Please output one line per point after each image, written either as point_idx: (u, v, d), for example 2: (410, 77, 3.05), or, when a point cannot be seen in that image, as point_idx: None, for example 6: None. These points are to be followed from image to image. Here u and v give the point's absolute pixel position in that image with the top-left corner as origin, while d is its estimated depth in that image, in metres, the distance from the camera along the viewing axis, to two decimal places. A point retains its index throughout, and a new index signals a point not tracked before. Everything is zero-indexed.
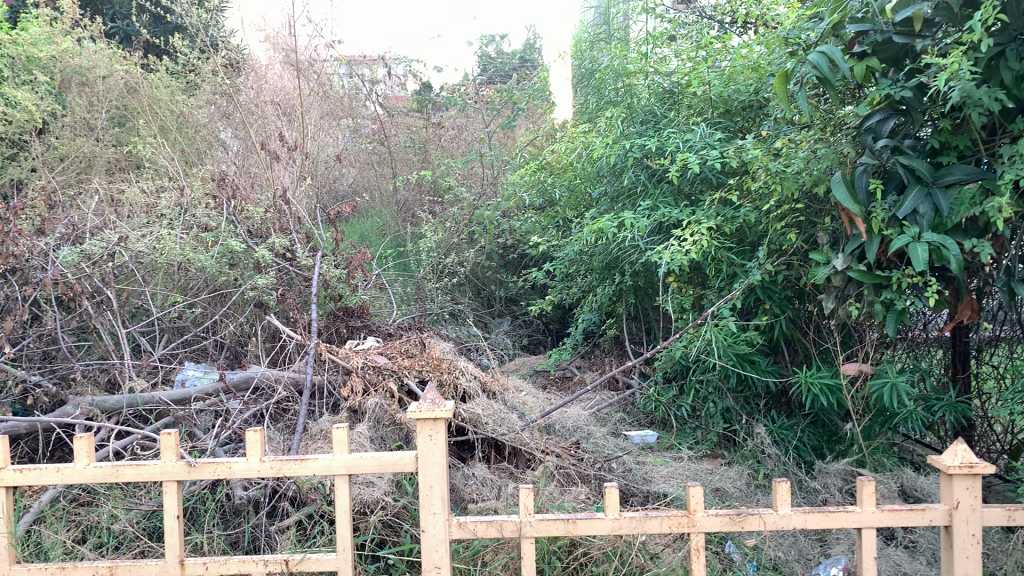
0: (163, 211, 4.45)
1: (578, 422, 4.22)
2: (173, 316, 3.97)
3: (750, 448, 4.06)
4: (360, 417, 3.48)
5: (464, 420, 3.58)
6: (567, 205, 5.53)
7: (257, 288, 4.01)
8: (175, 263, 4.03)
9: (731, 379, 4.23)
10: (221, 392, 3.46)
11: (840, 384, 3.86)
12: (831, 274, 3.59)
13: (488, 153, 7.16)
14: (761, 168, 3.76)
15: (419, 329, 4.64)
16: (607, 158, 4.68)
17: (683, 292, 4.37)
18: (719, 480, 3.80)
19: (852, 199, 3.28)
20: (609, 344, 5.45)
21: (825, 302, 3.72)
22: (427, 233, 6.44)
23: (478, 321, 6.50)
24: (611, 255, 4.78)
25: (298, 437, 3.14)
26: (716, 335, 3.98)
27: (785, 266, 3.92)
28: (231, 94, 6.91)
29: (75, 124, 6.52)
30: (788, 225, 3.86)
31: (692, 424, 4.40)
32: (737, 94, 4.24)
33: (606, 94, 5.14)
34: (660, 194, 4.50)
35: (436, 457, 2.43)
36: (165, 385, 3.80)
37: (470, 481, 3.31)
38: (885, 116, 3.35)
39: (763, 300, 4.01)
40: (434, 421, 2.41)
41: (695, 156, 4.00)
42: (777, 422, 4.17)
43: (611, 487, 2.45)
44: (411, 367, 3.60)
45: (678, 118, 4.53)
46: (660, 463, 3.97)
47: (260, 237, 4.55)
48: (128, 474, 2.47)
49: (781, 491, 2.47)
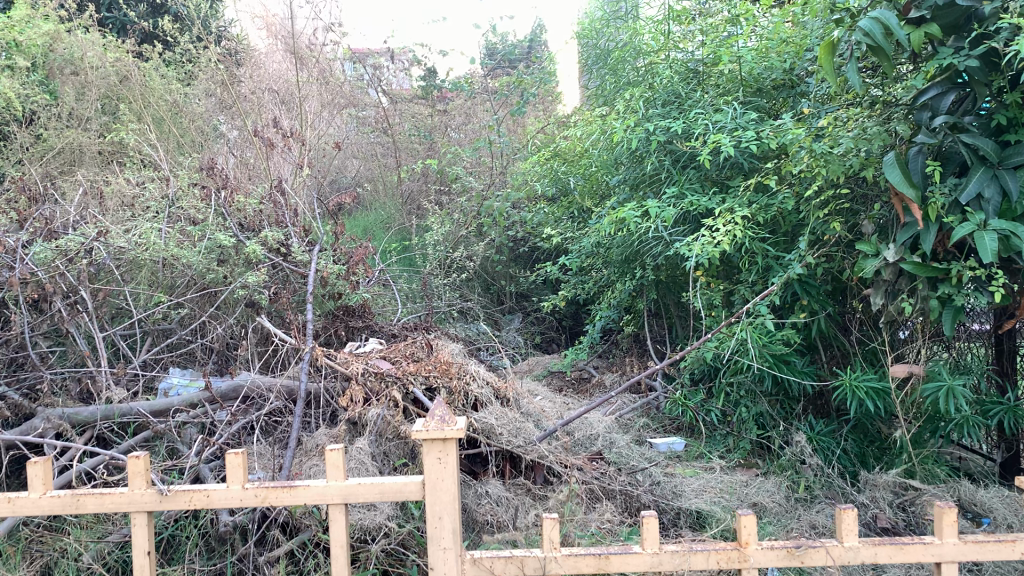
0: (147, 204, 4.11)
1: (599, 430, 3.88)
2: (156, 318, 3.63)
3: (788, 458, 3.71)
4: (360, 429, 3.14)
5: (476, 431, 3.24)
6: (583, 194, 5.18)
7: (248, 287, 3.67)
8: (159, 260, 3.70)
9: (765, 382, 3.88)
10: (207, 402, 3.13)
11: (889, 388, 3.51)
12: (882, 267, 3.25)
13: (498, 140, 6.66)
14: (802, 149, 3.39)
15: (426, 329, 4.30)
16: (628, 143, 4.31)
17: (711, 288, 4.01)
18: (756, 494, 3.46)
19: (908, 184, 2.94)
20: (629, 342, 5.10)
21: (873, 298, 3.36)
22: (434, 226, 6.07)
23: (488, 318, 6.20)
24: (631, 247, 4.42)
25: (291, 454, 2.79)
26: (753, 334, 3.62)
27: (827, 259, 3.56)
28: (225, 80, 6.55)
29: (64, 115, 6.19)
30: (831, 213, 3.50)
31: (723, 431, 4.05)
32: (769, 72, 3.89)
33: (625, 74, 4.77)
34: (686, 181, 4.14)
35: (446, 483, 2.10)
36: (147, 394, 3.46)
37: (484, 500, 2.98)
38: (943, 91, 3.00)
39: (802, 296, 3.65)
40: (443, 442, 2.08)
41: (728, 138, 3.63)
42: (816, 429, 3.81)
43: (650, 517, 2.11)
44: (416, 373, 3.25)
45: (705, 97, 4.16)
46: (690, 475, 3.63)
47: (253, 231, 4.21)
48: (91, 505, 2.15)
49: (848, 519, 2.13)
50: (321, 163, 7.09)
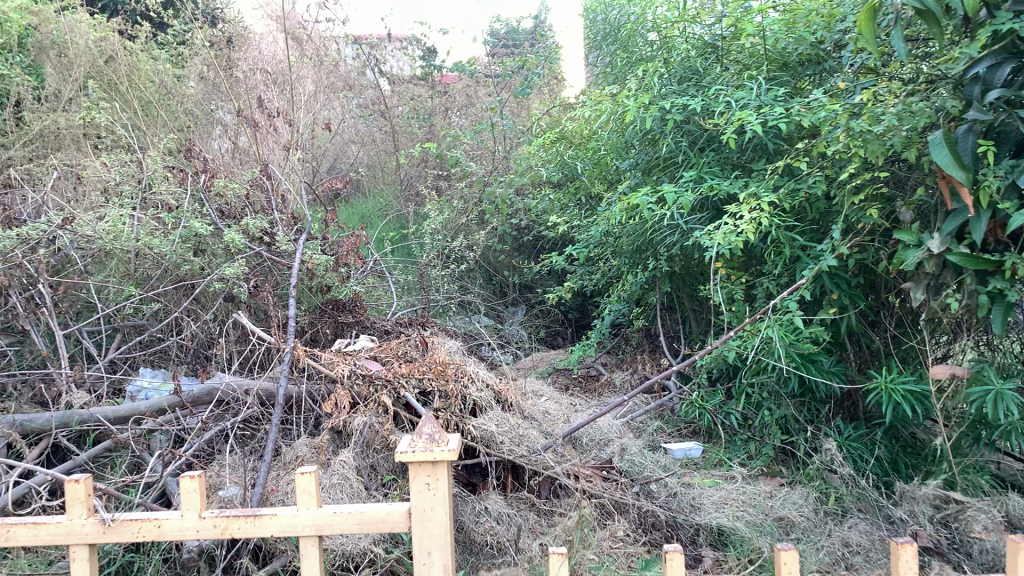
0: (120, 189, 3.79)
1: (609, 436, 3.57)
2: (126, 313, 3.33)
3: (815, 467, 3.40)
4: (345, 438, 2.84)
5: (475, 439, 2.92)
6: (592, 180, 4.85)
7: (226, 280, 3.35)
8: (131, 250, 3.39)
9: (790, 383, 3.56)
10: (176, 408, 2.83)
11: (929, 391, 3.20)
12: (925, 259, 2.94)
13: (501, 122, 6.28)
14: (837, 128, 3.06)
15: (422, 325, 3.98)
16: (641, 124, 3.97)
17: (732, 281, 3.70)
18: (781, 507, 3.16)
19: (958, 165, 2.65)
20: (640, 337, 4.78)
21: (914, 293, 3.05)
22: (433, 214, 5.73)
23: (490, 311, 5.88)
24: (643, 236, 4.10)
25: (266, 469, 2.49)
26: (780, 332, 3.30)
27: (862, 249, 3.24)
28: (213, 60, 6.18)
29: (44, 97, 5.84)
30: (867, 199, 3.17)
31: (743, 435, 3.74)
32: (794, 46, 3.57)
33: (636, 51, 4.41)
34: (704, 164, 3.80)
35: (436, 514, 1.81)
36: (114, 398, 3.16)
37: (483, 518, 2.68)
38: (998, 62, 2.64)
39: (832, 290, 3.33)
40: (433, 465, 1.79)
41: (755, 115, 3.29)
42: (845, 434, 3.50)
43: (673, 552, 1.80)
44: (408, 375, 2.93)
45: (724, 75, 3.84)
46: (709, 486, 3.33)
47: (235, 219, 3.89)
48: (23, 536, 1.86)
49: (905, 556, 1.82)
50: (315, 148, 6.75)
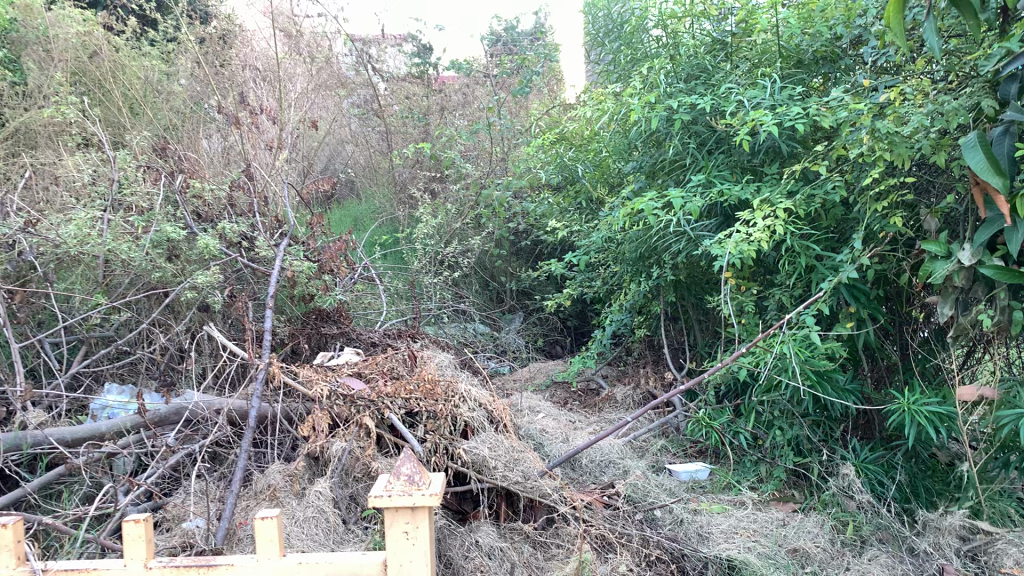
0: (89, 190, 3.55)
1: (610, 458, 3.33)
2: (92, 323, 3.09)
3: (831, 492, 3.17)
4: (322, 464, 2.61)
5: (465, 464, 2.68)
6: (593, 184, 4.62)
7: (201, 288, 3.12)
8: (98, 256, 3.15)
9: (804, 402, 3.32)
10: (140, 429, 2.59)
11: (955, 412, 2.96)
12: (954, 272, 2.71)
13: (498, 122, 6.04)
14: (859, 129, 2.84)
15: (411, 336, 3.75)
16: (646, 124, 3.73)
17: (742, 292, 3.47)
18: (795, 536, 2.93)
19: (994, 169, 2.43)
20: (642, 348, 4.54)
21: (940, 308, 2.82)
22: (427, 217, 5.49)
23: (486, 318, 5.60)
24: (647, 243, 3.87)
25: (233, 500, 2.25)
26: (794, 348, 3.07)
27: (883, 260, 3.02)
28: (199, 55, 5.93)
29: (22, 92, 5.59)
30: (890, 206, 2.94)
31: (753, 457, 3.50)
32: (811, 42, 3.34)
33: (640, 47, 4.18)
34: (713, 167, 3.58)
35: (416, 567, 1.59)
36: (76, 416, 2.91)
37: (472, 554, 2.45)
38: None
39: (850, 304, 3.10)
40: (413, 510, 1.58)
41: (770, 115, 3.06)
42: (862, 457, 3.27)
43: None
44: (394, 395, 2.66)
45: (734, 73, 3.61)
46: (718, 513, 3.09)
47: (212, 223, 3.66)
48: None
49: None
50: (306, 147, 6.50)
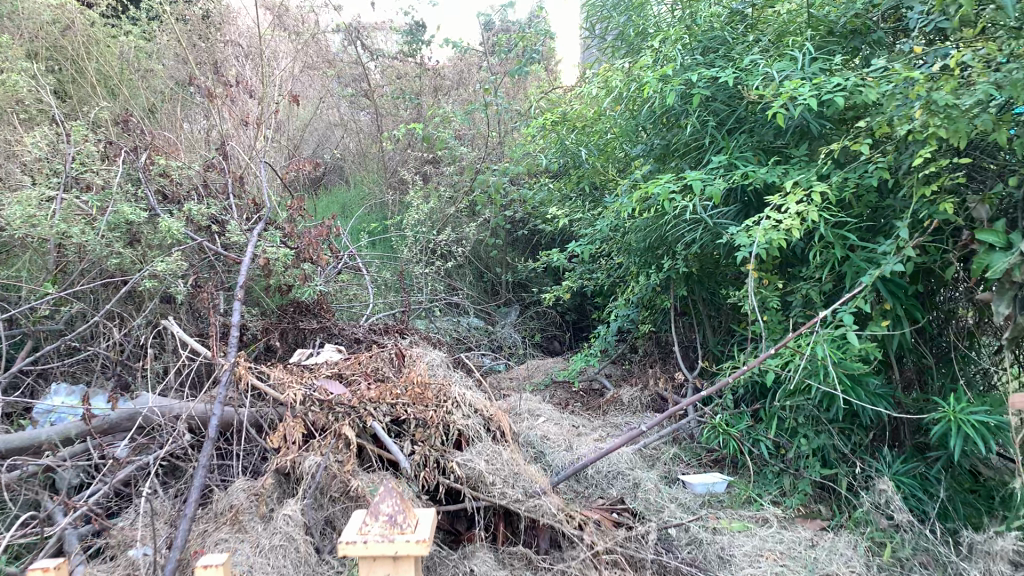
0: (42, 168, 3.20)
1: (617, 469, 3.00)
2: (39, 316, 2.76)
3: (864, 510, 2.84)
4: (295, 481, 2.27)
5: (459, 479, 2.36)
6: (597, 169, 4.29)
7: (161, 277, 2.78)
8: (47, 240, 2.80)
9: (833, 408, 3.00)
10: (83, 438, 2.25)
11: (1007, 422, 2.65)
12: (1015, 266, 2.38)
13: (494, 103, 5.68)
14: (907, 103, 2.51)
15: (399, 332, 3.42)
16: (659, 101, 3.39)
17: (765, 286, 3.14)
18: (827, 560, 2.60)
19: None
20: (649, 345, 4.22)
21: (996, 306, 2.49)
22: (418, 203, 5.15)
23: (481, 312, 5.27)
24: (658, 231, 3.54)
25: (185, 525, 1.91)
26: (828, 349, 2.74)
27: (927, 251, 2.69)
28: (176, 28, 5.55)
29: None
30: (938, 192, 2.62)
31: (776, 468, 3.18)
32: (845, 10, 3.01)
33: (651, 18, 3.83)
34: (734, 148, 3.25)
35: None
36: (18, 420, 2.57)
37: None
38: None
39: (888, 300, 2.78)
40: (394, 560, 1.31)
41: (806, 88, 2.71)
42: (897, 470, 2.94)
43: None
44: (379, 401, 2.34)
45: (757, 46, 3.27)
46: (739, 532, 2.77)
47: (180, 206, 3.31)
48: None
49: None
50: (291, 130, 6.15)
